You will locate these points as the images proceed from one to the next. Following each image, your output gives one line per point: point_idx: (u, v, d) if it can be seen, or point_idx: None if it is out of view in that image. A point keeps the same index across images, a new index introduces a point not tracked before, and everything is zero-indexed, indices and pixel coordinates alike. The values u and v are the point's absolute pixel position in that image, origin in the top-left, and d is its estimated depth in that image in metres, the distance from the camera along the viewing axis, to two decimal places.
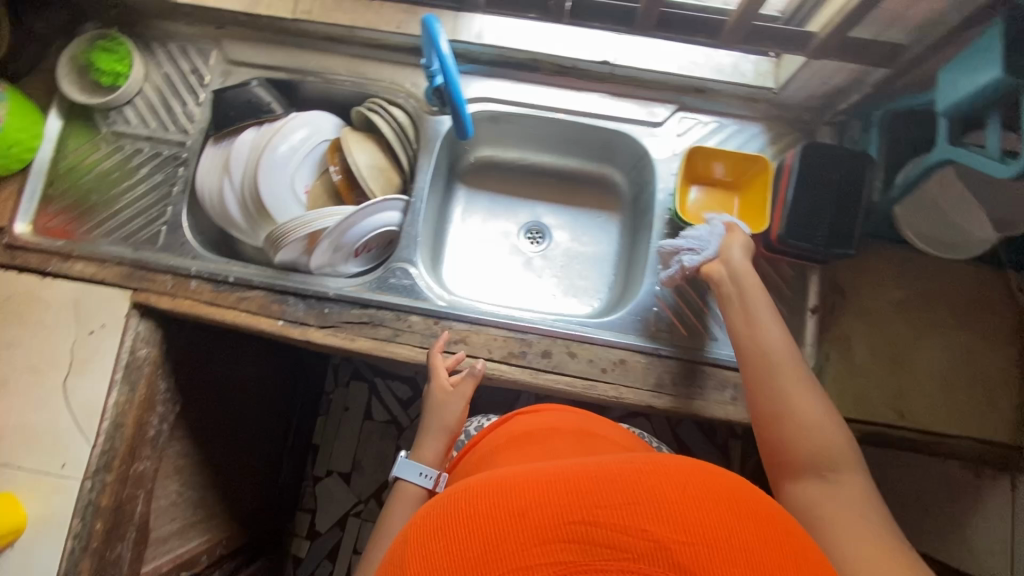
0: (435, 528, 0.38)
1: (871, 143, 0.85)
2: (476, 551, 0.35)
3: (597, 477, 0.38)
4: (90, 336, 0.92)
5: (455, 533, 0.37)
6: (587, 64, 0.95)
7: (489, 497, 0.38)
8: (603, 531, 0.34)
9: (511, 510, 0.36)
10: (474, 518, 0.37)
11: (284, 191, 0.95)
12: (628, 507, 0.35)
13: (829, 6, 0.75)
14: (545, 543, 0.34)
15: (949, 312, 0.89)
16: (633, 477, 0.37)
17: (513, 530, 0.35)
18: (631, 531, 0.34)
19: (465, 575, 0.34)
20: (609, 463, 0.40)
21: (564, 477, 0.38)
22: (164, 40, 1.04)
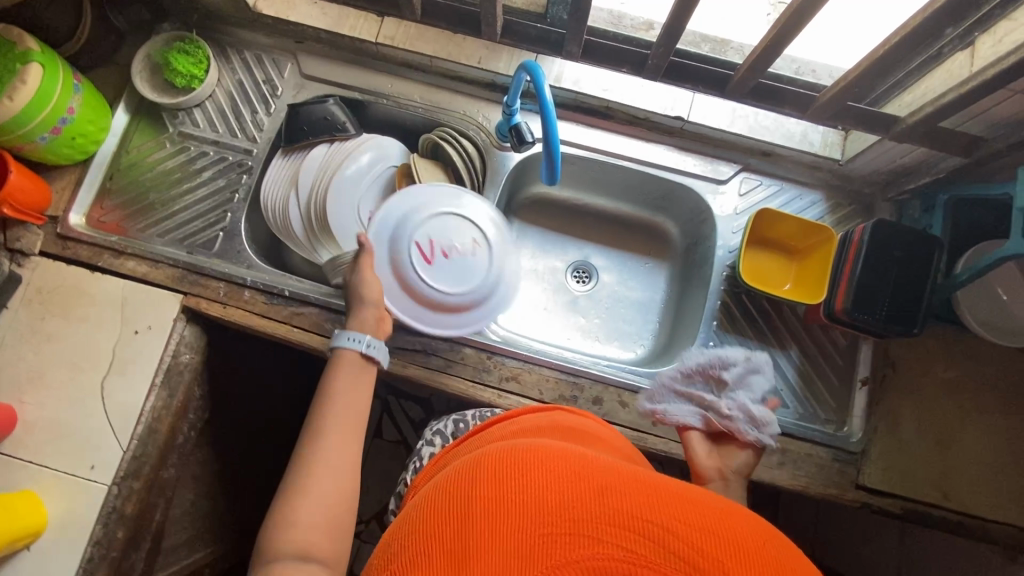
0: (511, 471, 0.42)
1: (934, 224, 0.87)
2: (555, 499, 0.38)
3: (679, 501, 0.40)
4: (134, 337, 0.90)
5: (532, 482, 0.40)
6: (659, 117, 0.97)
7: (578, 470, 0.42)
8: (680, 546, 0.36)
9: (593, 487, 0.40)
10: (554, 477, 0.41)
11: (350, 213, 0.95)
12: (709, 538, 0.37)
13: (917, 92, 0.77)
14: (619, 526, 0.37)
15: (996, 397, 0.90)
16: (714, 517, 0.39)
17: (593, 502, 0.38)
18: (706, 556, 0.36)
19: (541, 515, 0.38)
20: (694, 496, 0.42)
21: (654, 488, 0.41)
22: (239, 47, 1.04)
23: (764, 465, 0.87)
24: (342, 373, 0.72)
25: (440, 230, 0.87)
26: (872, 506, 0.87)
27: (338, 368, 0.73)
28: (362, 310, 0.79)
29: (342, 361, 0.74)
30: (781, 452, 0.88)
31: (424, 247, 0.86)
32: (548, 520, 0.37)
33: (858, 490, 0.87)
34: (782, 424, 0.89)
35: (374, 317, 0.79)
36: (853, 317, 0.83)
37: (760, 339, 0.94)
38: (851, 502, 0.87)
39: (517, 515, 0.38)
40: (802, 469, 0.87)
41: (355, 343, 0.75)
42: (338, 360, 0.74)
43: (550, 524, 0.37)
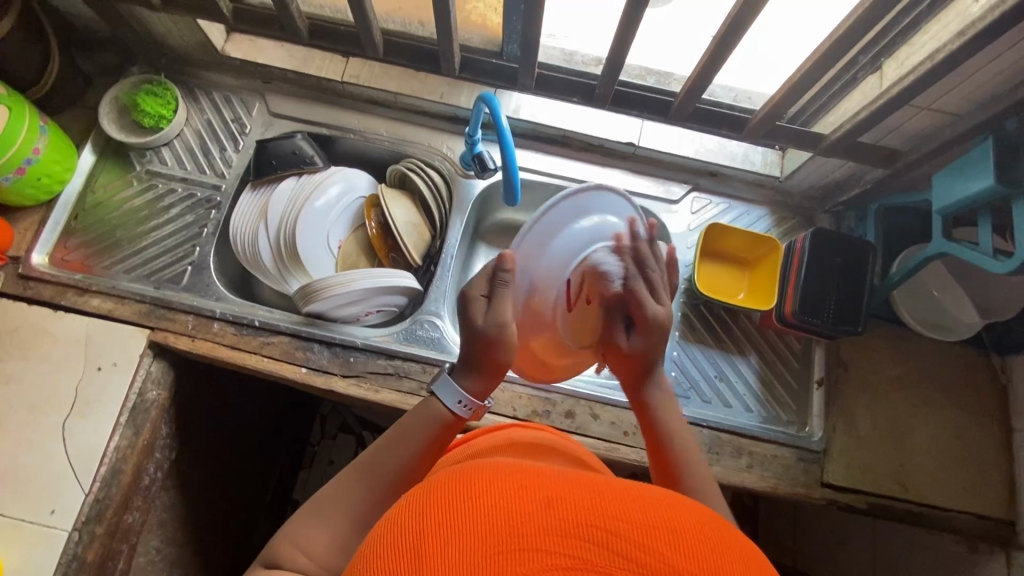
0: (458, 488, 0.38)
1: (869, 232, 0.94)
2: (499, 518, 0.36)
3: (622, 496, 0.39)
4: (97, 374, 0.89)
5: (477, 498, 0.37)
6: (612, 143, 1.04)
7: (519, 476, 0.39)
8: (624, 544, 0.35)
9: (538, 496, 0.37)
10: (497, 490, 0.38)
11: (318, 243, 0.98)
12: (651, 529, 0.36)
13: (837, 112, 0.85)
14: (566, 535, 0.35)
15: (941, 390, 0.96)
16: (657, 506, 0.38)
17: (538, 514, 0.36)
18: (648, 550, 0.35)
19: (486, 534, 0.35)
20: (639, 486, 0.41)
21: (592, 483, 0.39)
22: (208, 89, 1.07)
23: (734, 469, 0.89)
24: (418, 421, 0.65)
25: (581, 218, 0.74)
26: (839, 503, 0.90)
27: (419, 415, 0.65)
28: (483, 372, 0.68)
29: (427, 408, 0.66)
30: (749, 455, 0.91)
31: (556, 260, 0.74)
32: (496, 539, 0.35)
33: (823, 489, 0.90)
34: (747, 427, 0.92)
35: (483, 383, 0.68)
36: (803, 319, 0.88)
37: (719, 346, 0.99)
38: (818, 500, 0.90)
39: (465, 535, 0.35)
40: (769, 470, 0.90)
41: (461, 407, 0.66)
42: (426, 407, 0.66)
43: (499, 543, 0.34)
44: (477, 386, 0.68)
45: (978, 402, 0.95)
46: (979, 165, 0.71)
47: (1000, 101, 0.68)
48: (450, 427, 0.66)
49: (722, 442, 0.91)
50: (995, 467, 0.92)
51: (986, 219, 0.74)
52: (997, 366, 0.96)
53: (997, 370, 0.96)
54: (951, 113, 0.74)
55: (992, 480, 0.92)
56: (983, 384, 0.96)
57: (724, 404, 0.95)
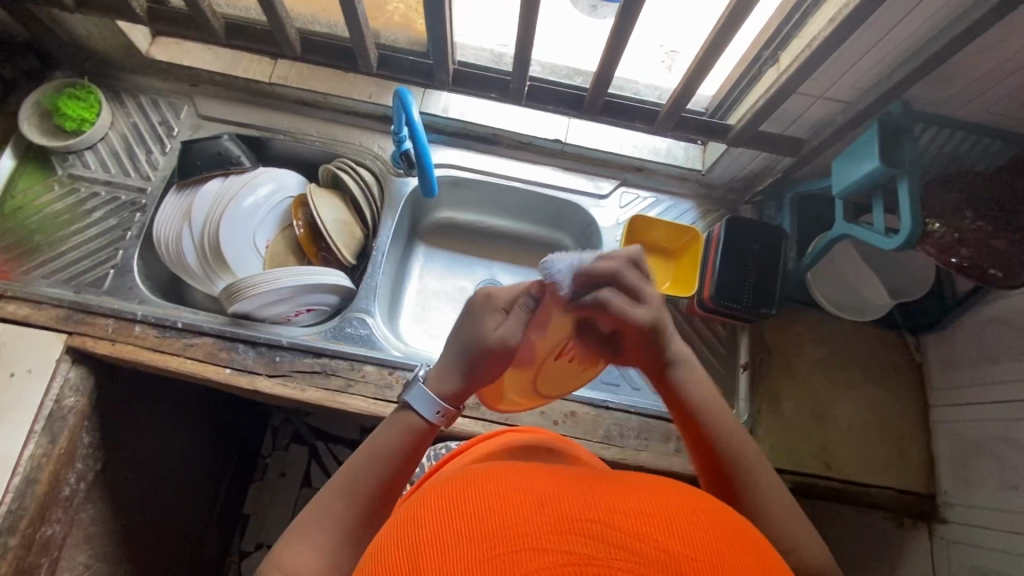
0: (451, 498, 0.36)
1: (785, 220, 0.98)
2: (494, 519, 0.33)
3: (616, 492, 0.37)
4: (10, 381, 0.86)
5: (468, 509, 0.34)
6: (541, 141, 1.06)
7: (510, 478, 0.37)
8: (621, 535, 0.33)
9: (530, 497, 0.35)
10: (487, 495, 0.35)
11: (244, 242, 0.97)
12: (645, 519, 0.35)
13: (744, 104, 0.89)
14: (561, 531, 0.33)
15: (862, 370, 0.99)
16: (649, 496, 0.37)
17: (534, 512, 0.34)
18: (646, 540, 0.33)
19: (482, 538, 0.32)
20: (630, 483, 0.39)
21: (583, 482, 0.38)
22: (134, 92, 1.06)
23: (662, 454, 0.91)
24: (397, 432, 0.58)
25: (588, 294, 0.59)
26: None
27: (390, 429, 0.58)
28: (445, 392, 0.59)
29: (402, 421, 0.58)
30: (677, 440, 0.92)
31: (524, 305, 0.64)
32: (490, 544, 0.32)
33: None
34: None
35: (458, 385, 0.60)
36: (720, 304, 0.91)
37: None
38: None
39: (460, 548, 0.32)
40: None
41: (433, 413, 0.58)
42: (399, 419, 0.59)
43: (493, 547, 0.32)
44: (451, 388, 0.59)
45: (897, 382, 0.99)
46: (867, 148, 0.75)
47: (880, 86, 0.73)
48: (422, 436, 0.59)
49: (650, 428, 0.93)
50: (913, 443, 0.96)
51: (878, 201, 0.77)
52: (912, 346, 1.00)
53: (913, 349, 1.00)
54: (841, 100, 0.78)
55: (912, 455, 0.95)
56: (900, 362, 1.00)
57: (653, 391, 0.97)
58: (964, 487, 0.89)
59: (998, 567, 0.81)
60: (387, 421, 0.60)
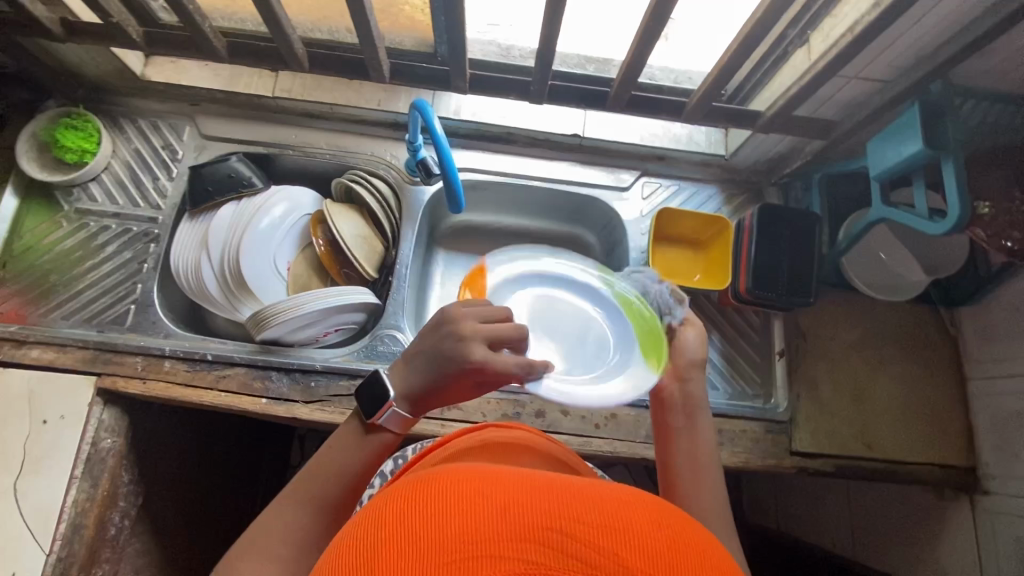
0: (418, 502, 0.35)
1: (815, 202, 0.96)
2: (456, 526, 0.33)
3: (584, 496, 0.37)
4: (44, 429, 0.84)
5: (431, 510, 0.34)
6: (558, 136, 1.03)
7: (475, 480, 0.37)
8: (581, 545, 0.33)
9: (495, 501, 0.35)
10: (453, 497, 0.35)
11: (266, 267, 0.95)
12: (606, 528, 0.34)
13: (772, 88, 0.86)
14: (522, 539, 0.33)
15: (898, 348, 0.98)
16: (619, 505, 0.37)
17: (498, 518, 0.33)
18: (602, 550, 0.33)
19: (443, 546, 0.32)
20: (596, 487, 0.39)
21: (548, 484, 0.37)
22: (133, 116, 1.02)
23: None
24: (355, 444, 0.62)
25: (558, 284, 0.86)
26: (809, 470, 0.92)
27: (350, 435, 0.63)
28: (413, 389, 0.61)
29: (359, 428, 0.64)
30: (719, 434, 0.92)
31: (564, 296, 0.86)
32: (449, 548, 0.32)
33: (793, 457, 0.92)
34: (715, 406, 0.93)
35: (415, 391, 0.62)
36: (757, 295, 0.90)
37: None
38: (787, 468, 0.92)
39: (417, 549, 0.32)
40: (739, 445, 0.92)
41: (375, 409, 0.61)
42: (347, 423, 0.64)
43: (452, 551, 0.32)
44: (411, 390, 0.62)
45: (933, 357, 0.98)
46: (909, 130, 0.72)
47: (922, 65, 0.69)
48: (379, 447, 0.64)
49: None
50: (953, 417, 0.96)
51: (920, 183, 0.76)
52: (947, 320, 0.99)
53: (947, 323, 0.99)
54: (879, 79, 0.75)
55: (951, 429, 0.96)
56: (936, 337, 0.99)
57: None
58: (1006, 458, 0.89)
59: None
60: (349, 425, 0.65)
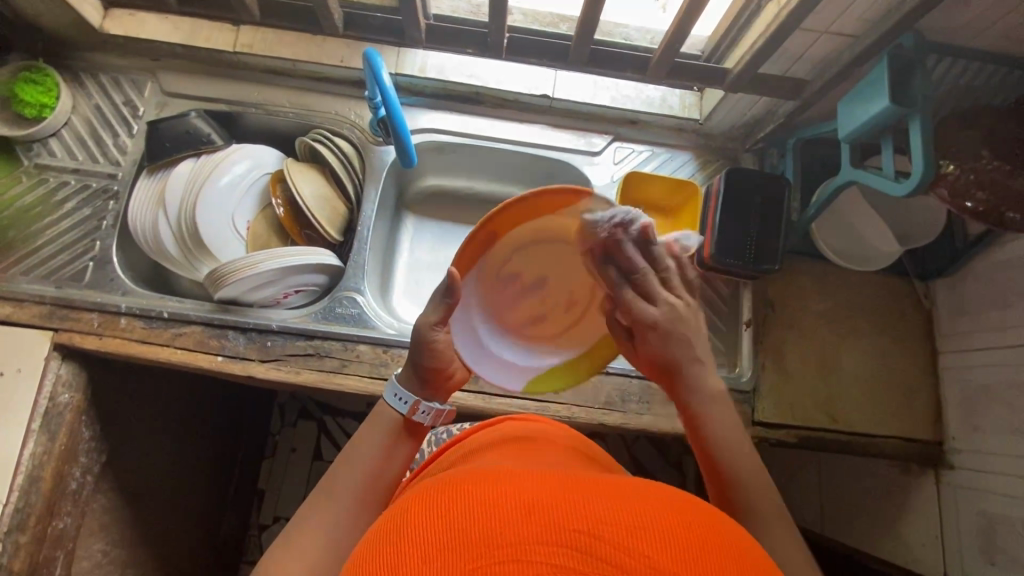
0: (438, 508, 0.36)
1: (787, 168, 0.93)
2: (478, 532, 0.33)
3: (607, 497, 0.36)
4: (1, 381, 0.85)
5: (454, 517, 0.35)
6: (527, 97, 1.00)
7: (497, 487, 0.37)
8: (608, 548, 0.32)
9: (519, 504, 0.34)
10: (478, 502, 0.35)
11: (224, 225, 0.94)
12: (635, 530, 0.33)
13: (742, 45, 0.83)
14: (547, 542, 0.32)
15: (869, 320, 0.96)
16: (645, 506, 0.36)
17: (520, 522, 0.33)
18: (632, 551, 0.32)
19: (465, 553, 0.32)
20: (625, 491, 0.38)
21: (575, 488, 0.37)
22: (94, 71, 1.00)
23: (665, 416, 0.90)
24: (376, 432, 0.60)
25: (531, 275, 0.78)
26: (771, 441, 0.91)
27: (371, 427, 0.60)
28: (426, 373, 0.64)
29: (382, 416, 0.61)
30: None
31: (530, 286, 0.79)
32: (472, 553, 0.32)
33: (755, 428, 0.91)
34: None
35: (433, 383, 0.65)
36: (722, 263, 0.87)
37: None
38: (749, 438, 0.91)
39: (440, 557, 0.32)
40: None
41: (399, 402, 0.61)
42: (377, 415, 0.61)
43: (475, 556, 0.32)
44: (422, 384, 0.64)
45: (905, 330, 0.96)
46: (875, 87, 0.69)
47: (891, 16, 0.66)
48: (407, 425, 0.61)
49: (652, 391, 0.91)
50: (922, 390, 0.94)
51: (887, 143, 0.73)
52: (921, 292, 0.97)
53: (922, 296, 0.97)
54: (848, 34, 0.72)
55: (919, 403, 0.94)
56: (909, 310, 0.97)
57: None
58: (971, 431, 0.88)
59: (1006, 510, 0.81)
60: (368, 418, 0.62)
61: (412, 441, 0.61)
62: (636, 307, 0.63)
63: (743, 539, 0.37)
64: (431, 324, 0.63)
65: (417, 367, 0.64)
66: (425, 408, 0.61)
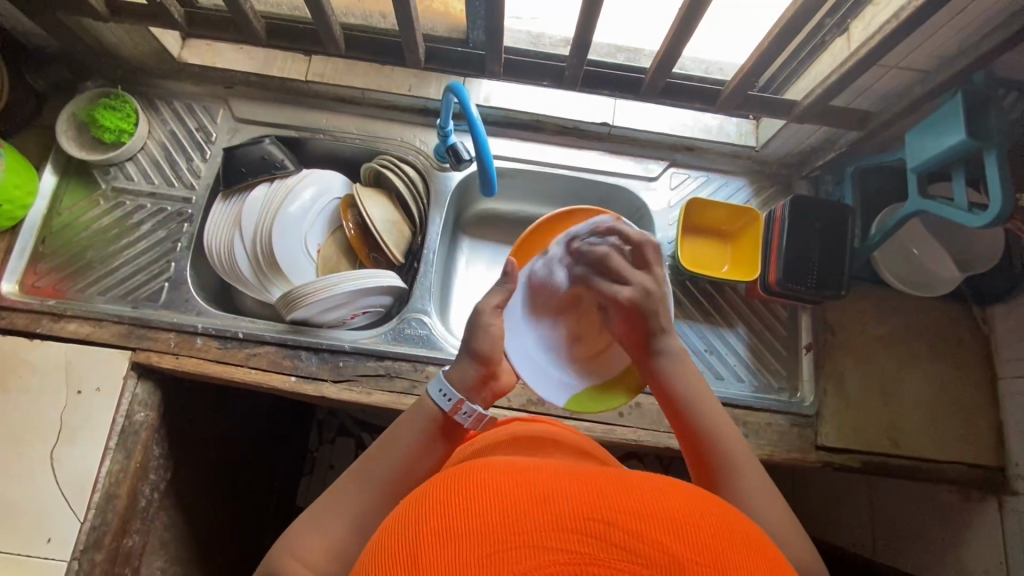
0: (455, 494, 0.36)
1: (846, 194, 0.95)
2: (494, 517, 0.34)
3: (620, 486, 0.37)
4: (81, 399, 0.86)
5: (472, 504, 0.35)
6: (587, 125, 1.03)
7: (512, 475, 0.37)
8: (623, 535, 0.33)
9: (534, 491, 0.35)
10: (493, 489, 0.36)
11: (297, 247, 0.96)
12: (647, 518, 0.34)
13: (808, 78, 0.85)
14: (564, 529, 0.33)
15: (927, 344, 0.97)
16: (664, 496, 0.37)
17: (535, 509, 0.34)
18: (645, 539, 0.33)
19: (483, 538, 0.33)
20: (635, 478, 0.39)
21: (587, 477, 0.38)
22: (168, 98, 1.04)
23: None
24: (411, 426, 0.61)
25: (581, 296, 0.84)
26: (834, 465, 0.92)
27: (411, 417, 0.62)
28: (474, 364, 0.65)
29: (420, 410, 0.62)
30: (743, 425, 0.91)
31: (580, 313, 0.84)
32: (490, 538, 0.32)
33: (818, 451, 0.92)
34: (740, 398, 0.93)
35: (480, 377, 0.65)
36: (786, 288, 0.89)
37: (707, 320, 0.99)
38: (813, 463, 0.91)
39: (456, 542, 0.33)
40: (764, 438, 0.91)
41: (443, 398, 0.61)
42: (417, 407, 0.62)
43: (492, 541, 0.32)
44: (466, 379, 0.64)
45: (963, 354, 0.97)
46: (950, 121, 0.71)
47: (966, 55, 0.68)
48: (444, 424, 0.62)
49: None
50: (983, 416, 0.95)
51: (959, 175, 0.74)
52: (978, 317, 0.98)
53: (979, 322, 0.98)
54: (919, 70, 0.74)
55: (981, 428, 0.94)
56: (967, 335, 0.98)
57: (715, 376, 0.96)
58: None
59: None
60: (408, 410, 0.63)
61: (449, 441, 0.62)
62: (615, 292, 0.71)
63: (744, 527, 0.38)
64: (487, 310, 0.67)
65: (474, 355, 0.65)
66: (468, 408, 0.61)
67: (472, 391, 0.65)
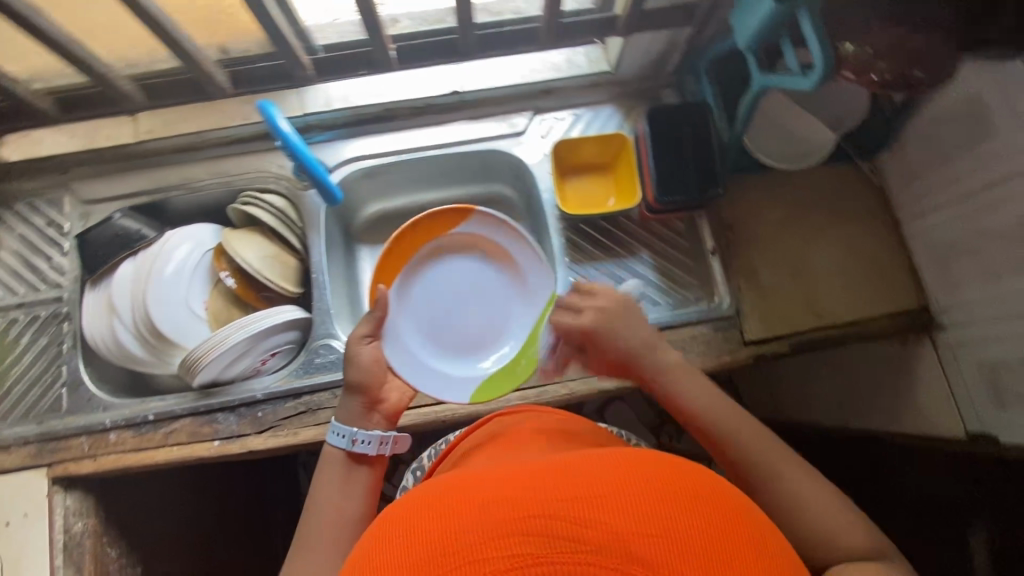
0: (404, 523, 0.38)
1: (705, 90, 0.93)
2: (438, 539, 0.36)
3: (566, 473, 0.38)
4: (9, 532, 0.83)
5: (420, 529, 0.37)
6: (439, 99, 0.99)
7: (462, 490, 0.39)
8: (567, 525, 0.35)
9: (479, 502, 0.37)
10: (441, 510, 0.38)
11: (181, 311, 0.93)
12: (591, 501, 0.36)
13: None
14: (504, 534, 0.35)
15: (827, 212, 0.97)
16: (609, 475, 0.38)
17: (481, 521, 0.36)
18: (588, 523, 0.34)
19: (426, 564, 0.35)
20: (588, 460, 0.40)
21: (537, 473, 0.39)
22: (8, 202, 0.98)
23: None
24: (329, 476, 0.72)
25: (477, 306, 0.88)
26: (767, 356, 0.92)
27: (325, 465, 0.74)
28: (354, 399, 0.76)
29: (330, 456, 0.74)
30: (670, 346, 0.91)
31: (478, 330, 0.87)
32: (436, 560, 0.35)
33: (749, 348, 0.92)
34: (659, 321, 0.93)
35: (364, 407, 0.76)
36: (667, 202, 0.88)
37: (609, 255, 0.99)
38: (746, 360, 0.92)
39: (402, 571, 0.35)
40: (692, 351, 0.91)
41: (338, 438, 0.73)
42: (327, 455, 0.74)
43: (441, 562, 0.35)
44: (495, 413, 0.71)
45: (863, 211, 0.97)
46: None
47: None
48: (355, 458, 0.74)
49: None
50: (898, 263, 0.95)
51: (787, 42, 0.73)
52: (866, 171, 0.98)
53: (870, 175, 0.98)
54: None
55: (900, 276, 0.95)
56: (863, 191, 0.98)
57: None
58: (949, 287, 0.89)
59: (1005, 354, 0.82)
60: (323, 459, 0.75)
61: (365, 468, 0.74)
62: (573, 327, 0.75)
63: (707, 480, 0.39)
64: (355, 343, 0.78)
65: (352, 392, 0.76)
66: (362, 437, 0.73)
67: (363, 419, 0.76)
